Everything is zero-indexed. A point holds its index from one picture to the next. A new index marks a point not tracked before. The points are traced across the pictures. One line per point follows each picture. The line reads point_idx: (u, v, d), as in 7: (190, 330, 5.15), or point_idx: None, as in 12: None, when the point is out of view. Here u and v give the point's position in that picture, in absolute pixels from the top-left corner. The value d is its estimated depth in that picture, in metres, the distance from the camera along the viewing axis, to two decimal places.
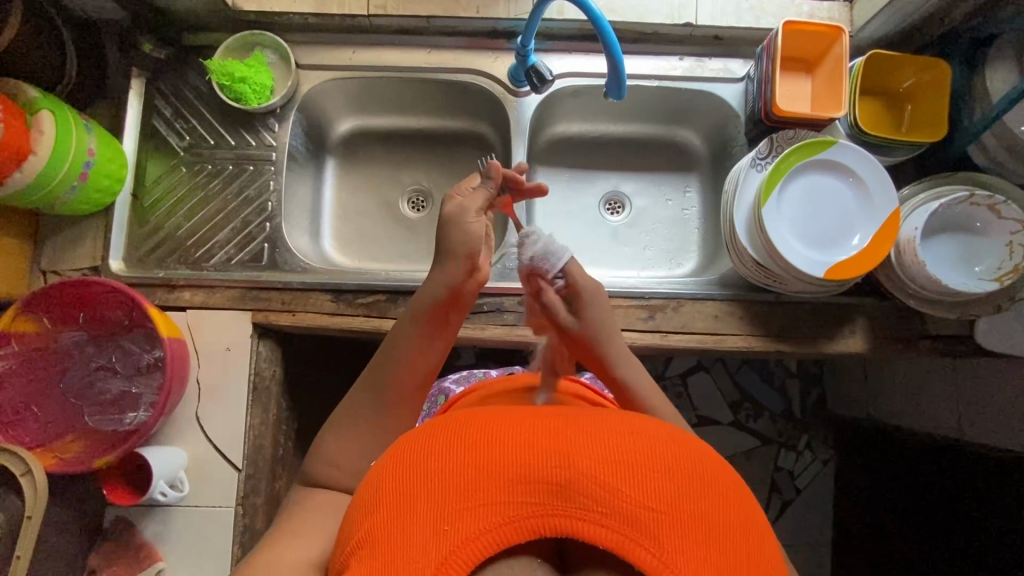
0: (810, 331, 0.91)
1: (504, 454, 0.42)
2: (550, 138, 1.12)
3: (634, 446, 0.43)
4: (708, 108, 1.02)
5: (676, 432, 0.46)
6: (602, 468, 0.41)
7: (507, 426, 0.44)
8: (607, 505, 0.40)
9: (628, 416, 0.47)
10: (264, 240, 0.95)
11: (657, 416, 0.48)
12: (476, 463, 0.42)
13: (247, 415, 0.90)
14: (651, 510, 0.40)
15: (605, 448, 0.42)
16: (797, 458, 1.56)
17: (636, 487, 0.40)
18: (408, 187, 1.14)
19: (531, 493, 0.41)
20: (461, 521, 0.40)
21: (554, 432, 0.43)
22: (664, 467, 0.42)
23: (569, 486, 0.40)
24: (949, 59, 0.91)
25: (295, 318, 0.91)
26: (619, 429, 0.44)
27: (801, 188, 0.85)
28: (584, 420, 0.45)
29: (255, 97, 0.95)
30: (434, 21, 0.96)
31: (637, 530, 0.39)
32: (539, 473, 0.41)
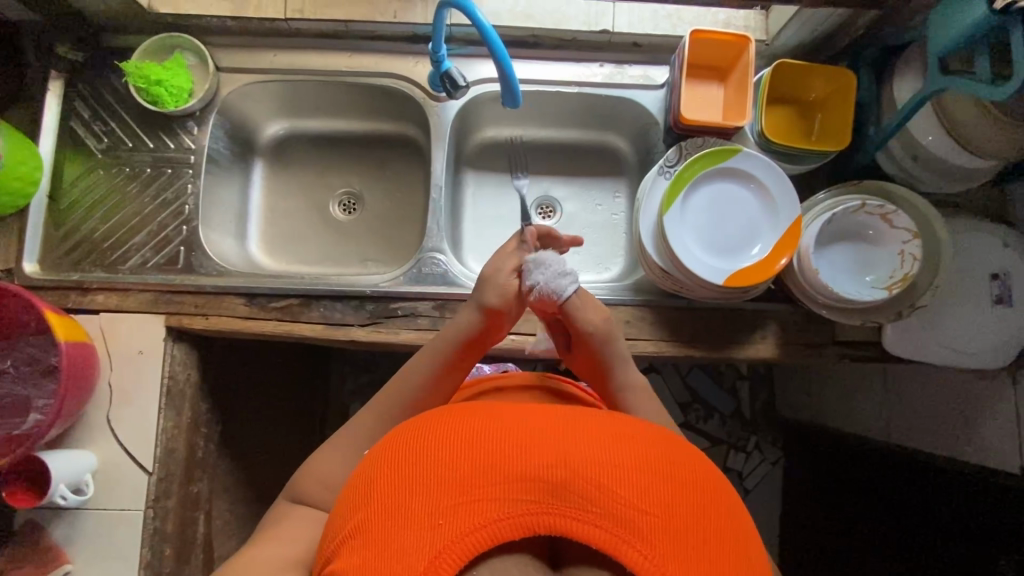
0: (721, 337, 0.93)
1: (501, 453, 0.46)
2: (480, 143, 1.12)
3: (625, 452, 0.47)
4: (630, 114, 1.03)
5: (664, 439, 0.51)
6: (593, 472, 0.45)
7: (505, 426, 0.48)
8: (599, 506, 0.44)
9: (622, 423, 0.51)
10: (181, 243, 0.95)
11: (649, 425, 0.53)
12: (477, 461, 0.46)
13: (158, 419, 0.90)
14: (638, 512, 0.44)
15: (596, 452, 0.47)
16: (746, 459, 1.58)
17: (625, 490, 0.44)
18: (340, 190, 1.13)
19: (526, 490, 0.45)
20: (458, 514, 0.44)
21: (549, 437, 0.47)
22: (651, 471, 0.46)
23: (562, 485, 0.45)
24: (861, 68, 0.92)
25: (209, 322, 0.91)
26: (610, 436, 0.49)
27: (709, 195, 0.86)
28: (579, 424, 0.49)
29: (173, 100, 0.95)
30: (353, 25, 0.96)
31: (624, 529, 0.43)
32: (535, 473, 0.45)
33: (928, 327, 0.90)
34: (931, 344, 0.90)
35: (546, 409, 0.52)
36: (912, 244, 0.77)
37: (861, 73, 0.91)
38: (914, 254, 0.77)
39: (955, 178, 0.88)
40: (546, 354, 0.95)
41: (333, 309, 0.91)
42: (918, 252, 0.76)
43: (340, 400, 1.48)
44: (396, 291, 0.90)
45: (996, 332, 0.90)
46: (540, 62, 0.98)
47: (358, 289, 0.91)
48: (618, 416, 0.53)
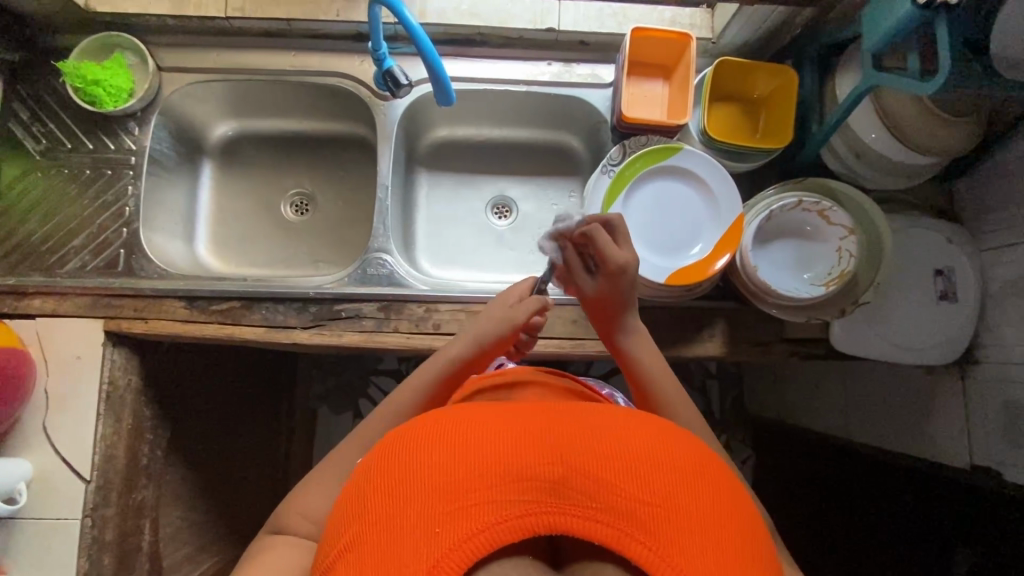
0: (669, 336, 0.92)
1: (496, 455, 0.46)
2: (433, 142, 1.12)
3: (618, 442, 0.47)
4: (581, 113, 1.02)
5: (659, 427, 0.51)
6: (589, 466, 0.45)
7: (496, 429, 0.48)
8: (599, 499, 0.44)
9: (612, 413, 0.52)
10: (121, 245, 0.93)
11: (646, 415, 0.52)
12: (472, 464, 0.45)
13: (96, 426, 0.88)
14: (640, 503, 0.44)
15: (592, 446, 0.46)
16: None
17: (622, 481, 0.44)
18: (291, 191, 1.12)
19: (524, 490, 0.44)
20: (456, 520, 0.42)
21: (541, 434, 0.47)
22: (649, 461, 0.46)
23: (560, 482, 0.44)
24: (804, 66, 0.92)
25: (148, 325, 0.89)
26: (607, 430, 0.48)
27: (651, 193, 0.86)
28: (568, 420, 0.49)
29: (112, 100, 0.93)
30: (296, 24, 0.95)
31: (627, 522, 0.43)
32: (533, 473, 0.45)
33: (874, 323, 0.91)
34: (877, 341, 0.90)
35: (532, 407, 0.52)
36: (849, 242, 0.77)
37: (804, 71, 0.91)
38: (851, 251, 0.77)
39: (899, 175, 0.89)
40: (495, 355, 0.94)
41: (276, 311, 0.89)
42: (855, 249, 0.77)
43: (304, 404, 1.46)
44: (340, 293, 0.89)
45: (940, 327, 0.90)
46: (488, 61, 0.98)
47: (301, 291, 0.89)
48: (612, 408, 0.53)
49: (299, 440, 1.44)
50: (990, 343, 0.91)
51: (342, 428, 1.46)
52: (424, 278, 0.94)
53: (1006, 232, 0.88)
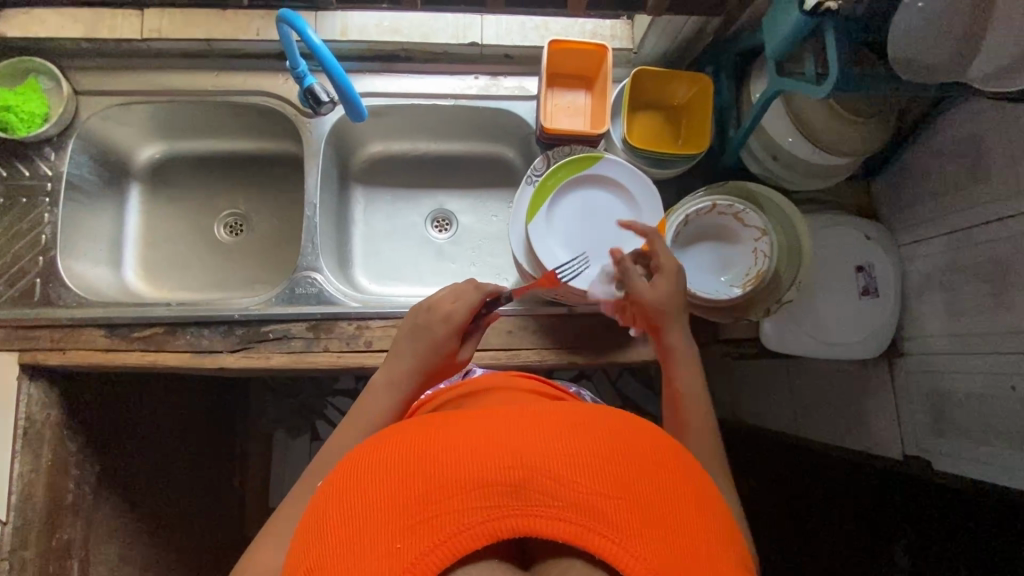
0: (603, 342, 0.93)
1: (454, 462, 0.43)
2: (368, 159, 1.11)
3: (580, 438, 0.45)
4: (511, 124, 1.03)
5: (624, 420, 0.49)
6: (551, 465, 0.43)
7: (454, 438, 0.45)
8: (563, 498, 0.41)
9: (575, 409, 0.50)
10: (37, 274, 0.90)
11: (611, 410, 0.51)
12: (429, 475, 0.43)
13: (13, 464, 0.84)
14: (604, 497, 0.42)
15: (554, 444, 0.44)
16: None
17: (585, 478, 0.42)
18: (224, 212, 1.10)
19: (484, 496, 0.41)
20: (415, 534, 0.40)
21: (500, 435, 0.45)
22: (612, 454, 0.44)
23: (522, 484, 0.42)
24: (721, 73, 0.94)
25: (65, 357, 0.86)
26: (568, 428, 0.46)
27: (575, 202, 0.86)
28: (527, 420, 0.47)
29: (24, 126, 0.90)
30: (215, 44, 0.94)
31: (592, 518, 0.41)
32: (493, 477, 0.42)
33: (801, 321, 0.93)
34: (805, 337, 0.92)
35: (491, 411, 0.50)
36: (762, 242, 0.79)
37: (721, 78, 0.94)
38: (765, 252, 0.79)
39: (816, 176, 0.91)
40: None
41: (202, 336, 0.87)
42: (768, 249, 0.78)
43: (256, 429, 1.42)
44: (266, 315, 0.87)
45: (865, 322, 0.93)
46: (414, 76, 0.98)
47: (226, 314, 0.87)
48: (576, 406, 0.51)
49: (252, 467, 1.40)
50: (914, 336, 0.94)
51: (297, 452, 1.42)
52: (356, 294, 0.93)
53: (920, 226, 0.91)
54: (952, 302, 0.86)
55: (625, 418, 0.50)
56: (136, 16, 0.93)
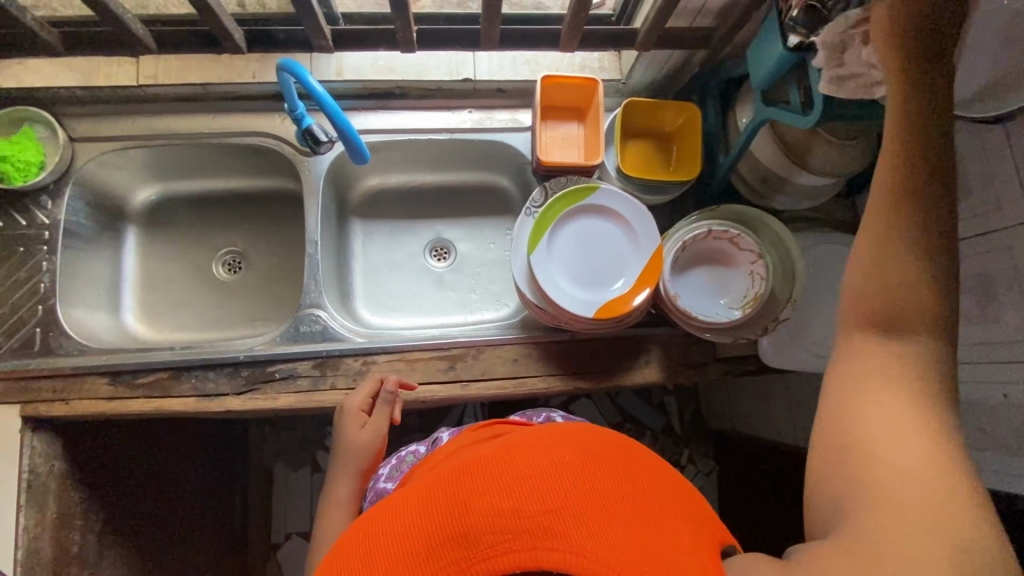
0: (606, 366, 0.94)
1: (409, 543, 0.47)
2: (365, 193, 1.12)
3: (515, 470, 0.49)
4: (505, 155, 1.06)
5: (557, 439, 0.53)
6: (491, 504, 0.46)
7: (408, 514, 0.50)
8: (509, 528, 0.44)
9: (511, 443, 0.54)
10: (37, 324, 0.89)
11: (543, 431, 0.54)
12: (389, 560, 0.47)
13: (19, 518, 0.83)
14: (544, 514, 0.45)
15: (492, 483, 0.48)
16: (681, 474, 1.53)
17: (523, 503, 0.46)
18: (222, 250, 1.10)
19: (440, 558, 0.45)
20: None
21: (446, 494, 0.49)
22: (545, 474, 0.48)
23: (470, 533, 0.45)
24: (708, 100, 0.98)
25: (68, 407, 0.85)
26: (499, 464, 0.50)
27: (574, 231, 0.88)
28: (467, 470, 0.51)
29: (21, 175, 0.90)
30: (212, 87, 0.95)
31: (538, 537, 0.43)
32: (445, 536, 0.46)
33: (796, 337, 0.95)
34: (803, 353, 0.94)
35: (440, 473, 0.54)
36: (759, 265, 0.82)
37: (709, 105, 0.97)
38: (762, 274, 0.81)
39: (803, 196, 0.95)
40: (438, 402, 0.94)
41: (207, 379, 0.87)
42: (765, 272, 0.81)
43: (257, 464, 1.40)
44: (271, 355, 0.87)
45: None
46: (410, 112, 1.00)
47: (231, 356, 0.88)
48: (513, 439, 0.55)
49: (255, 504, 1.38)
50: None
51: (298, 484, 1.41)
52: (360, 330, 0.94)
53: None
54: None
55: (557, 435, 0.54)
56: (131, 62, 0.94)
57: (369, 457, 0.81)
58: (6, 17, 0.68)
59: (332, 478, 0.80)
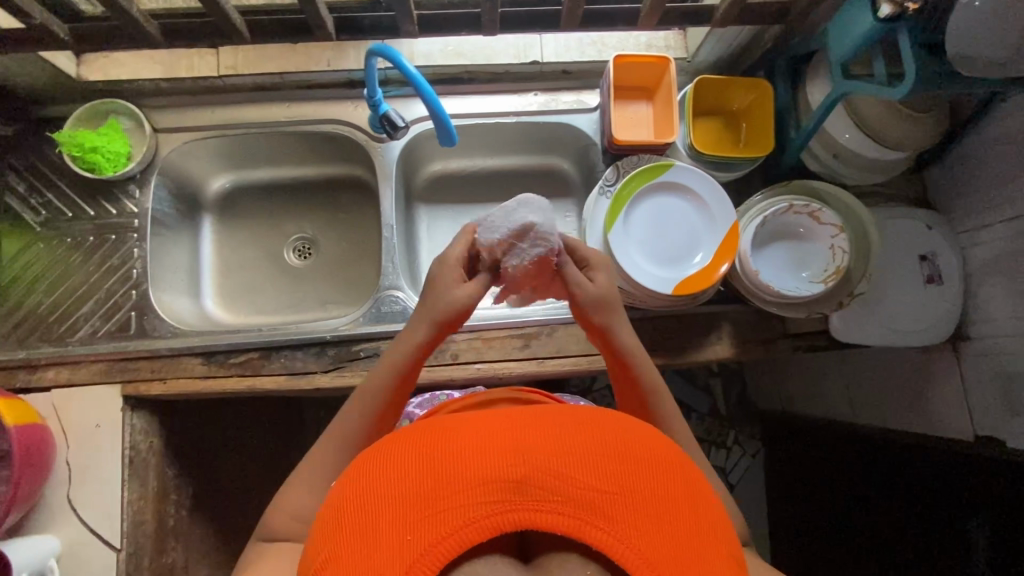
0: (678, 342, 0.96)
1: (461, 460, 0.45)
2: (429, 178, 1.14)
3: (581, 440, 0.47)
4: (569, 138, 1.07)
5: (622, 424, 0.51)
6: (553, 459, 0.44)
7: (461, 436, 0.47)
8: (564, 492, 0.43)
9: (577, 411, 0.51)
10: (131, 308, 0.94)
11: (612, 412, 0.53)
12: (435, 474, 0.44)
13: (123, 492, 0.87)
14: (599, 493, 0.43)
15: (555, 441, 0.46)
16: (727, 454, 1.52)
17: (586, 473, 0.44)
18: (293, 236, 1.13)
19: (488, 491, 0.43)
20: (425, 528, 0.42)
21: (507, 435, 0.47)
22: (612, 454, 0.46)
23: (523, 481, 0.43)
24: (777, 77, 0.98)
25: (166, 386, 0.89)
26: (570, 428, 0.48)
27: (648, 209, 0.89)
28: (535, 420, 0.49)
29: (110, 166, 0.94)
30: (288, 77, 0.98)
31: (588, 511, 0.42)
32: (494, 474, 0.43)
33: (868, 312, 0.95)
34: (874, 327, 0.95)
35: (500, 412, 0.52)
36: (840, 239, 0.83)
37: (778, 81, 0.97)
38: (843, 247, 0.82)
39: (876, 171, 0.94)
40: (513, 380, 0.97)
41: (295, 358, 0.91)
42: (847, 245, 0.82)
43: None
44: (357, 334, 0.91)
45: (932, 309, 0.95)
46: (477, 96, 1.02)
47: (318, 335, 0.91)
48: (575, 408, 0.52)
49: None
50: (978, 320, 0.97)
51: None
52: None
53: (982, 213, 0.94)
54: (1019, 285, 0.89)
55: (623, 422, 0.51)
56: (211, 54, 0.97)
57: (451, 318, 0.71)
58: (115, 8, 0.70)
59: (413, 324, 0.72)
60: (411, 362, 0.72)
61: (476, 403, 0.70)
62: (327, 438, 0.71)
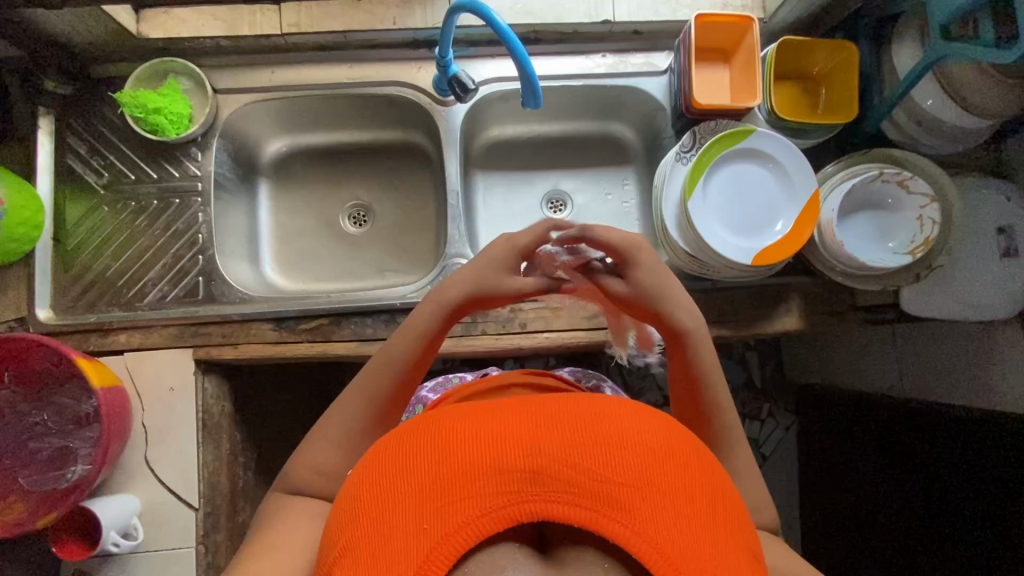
0: (748, 314, 0.95)
1: (478, 449, 0.44)
2: (486, 143, 1.11)
3: (601, 428, 0.45)
4: (635, 102, 1.04)
5: (644, 413, 0.48)
6: (572, 453, 0.43)
7: (475, 425, 0.45)
8: (580, 485, 0.42)
9: (595, 398, 0.49)
10: (199, 273, 0.93)
11: (633, 398, 0.51)
12: (451, 462, 0.43)
13: (199, 454, 0.88)
14: (620, 485, 0.42)
15: (574, 431, 0.45)
16: (761, 426, 1.50)
17: (605, 465, 0.43)
18: (348, 203, 1.11)
19: (503, 482, 0.42)
20: (441, 517, 0.41)
21: (526, 422, 0.45)
22: (629, 446, 0.44)
23: (541, 472, 0.42)
24: (859, 39, 0.94)
25: (238, 351, 0.89)
26: (587, 415, 0.46)
27: (727, 177, 0.87)
28: (554, 408, 0.47)
29: (173, 128, 0.93)
30: (352, 35, 0.96)
31: (607, 504, 0.41)
32: (511, 463, 0.43)
33: (941, 285, 0.93)
34: (945, 300, 0.94)
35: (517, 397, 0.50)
36: (931, 208, 0.81)
37: (861, 44, 0.94)
38: (933, 218, 0.81)
39: (962, 139, 0.90)
40: (579, 349, 0.96)
41: (365, 325, 0.90)
42: (938, 215, 0.80)
43: None
44: None
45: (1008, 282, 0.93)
46: (543, 58, 1.00)
47: (388, 302, 0.90)
48: (593, 397, 0.50)
49: None
50: None
51: None
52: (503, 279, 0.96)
53: None
54: None
55: (647, 412, 0.49)
56: (274, 11, 0.94)
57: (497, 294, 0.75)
58: None
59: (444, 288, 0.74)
60: (442, 318, 0.73)
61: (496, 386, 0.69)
62: (349, 391, 0.71)
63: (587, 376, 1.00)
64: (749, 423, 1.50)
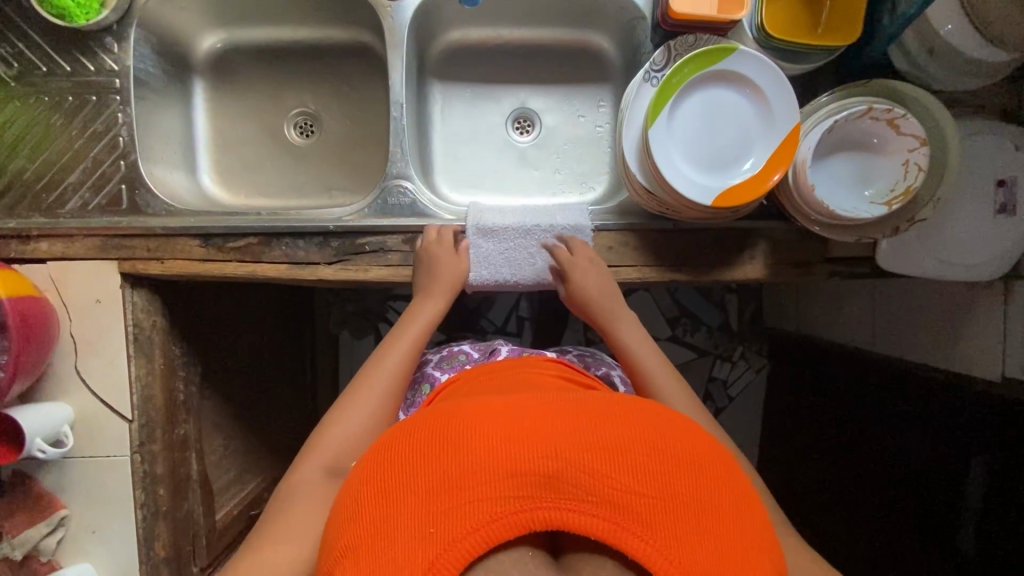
0: (707, 260, 0.87)
1: (491, 452, 0.46)
2: (445, 49, 0.99)
3: (613, 436, 0.47)
4: (613, 8, 0.91)
5: (665, 422, 0.50)
6: (588, 460, 0.45)
7: (487, 426, 0.48)
8: (596, 494, 0.44)
9: (610, 404, 0.51)
10: (121, 181, 0.87)
11: (643, 402, 0.53)
12: (464, 465, 0.45)
13: (128, 367, 0.86)
14: (638, 496, 0.44)
15: (587, 440, 0.46)
16: (732, 368, 1.46)
17: (620, 474, 0.45)
18: (294, 110, 1.02)
19: (518, 486, 0.44)
20: (449, 521, 0.43)
21: (538, 427, 0.47)
22: (644, 455, 0.46)
23: (555, 478, 0.44)
24: None
25: (164, 267, 0.85)
26: (598, 423, 0.48)
27: (699, 103, 0.77)
28: (566, 415, 0.49)
29: (81, 12, 0.83)
30: None
31: (622, 515, 0.43)
32: (525, 468, 0.45)
33: (924, 240, 0.85)
34: (926, 258, 0.86)
35: (531, 399, 0.52)
36: (919, 152, 0.72)
37: None
38: (920, 163, 0.72)
39: (974, 76, 0.78)
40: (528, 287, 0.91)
41: (298, 247, 0.85)
42: (924, 161, 0.72)
43: (324, 328, 1.41)
44: (362, 227, 0.84)
45: (997, 241, 0.85)
46: None
47: (321, 224, 0.84)
48: (607, 400, 0.52)
49: (323, 370, 1.42)
50: None
51: (364, 352, 1.44)
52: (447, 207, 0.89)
53: None
54: None
55: (662, 416, 0.51)
56: None
57: (448, 275, 0.82)
58: None
59: (415, 311, 0.82)
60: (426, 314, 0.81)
61: (511, 372, 0.74)
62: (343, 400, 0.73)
63: (598, 362, 0.92)
64: (717, 364, 1.46)
